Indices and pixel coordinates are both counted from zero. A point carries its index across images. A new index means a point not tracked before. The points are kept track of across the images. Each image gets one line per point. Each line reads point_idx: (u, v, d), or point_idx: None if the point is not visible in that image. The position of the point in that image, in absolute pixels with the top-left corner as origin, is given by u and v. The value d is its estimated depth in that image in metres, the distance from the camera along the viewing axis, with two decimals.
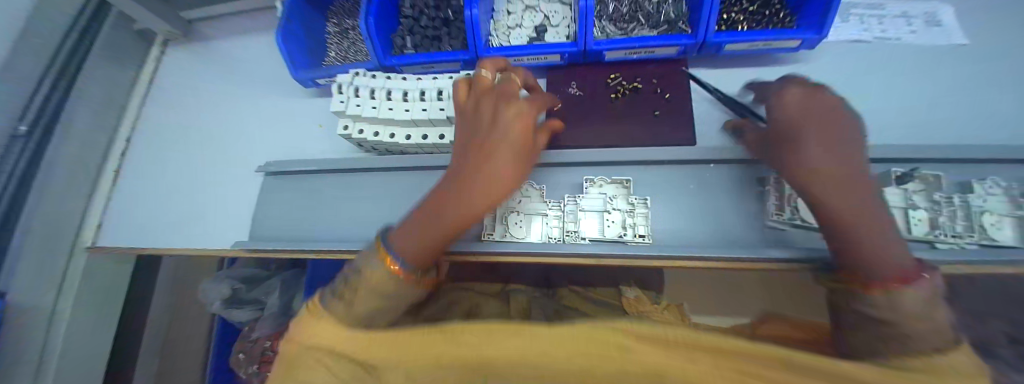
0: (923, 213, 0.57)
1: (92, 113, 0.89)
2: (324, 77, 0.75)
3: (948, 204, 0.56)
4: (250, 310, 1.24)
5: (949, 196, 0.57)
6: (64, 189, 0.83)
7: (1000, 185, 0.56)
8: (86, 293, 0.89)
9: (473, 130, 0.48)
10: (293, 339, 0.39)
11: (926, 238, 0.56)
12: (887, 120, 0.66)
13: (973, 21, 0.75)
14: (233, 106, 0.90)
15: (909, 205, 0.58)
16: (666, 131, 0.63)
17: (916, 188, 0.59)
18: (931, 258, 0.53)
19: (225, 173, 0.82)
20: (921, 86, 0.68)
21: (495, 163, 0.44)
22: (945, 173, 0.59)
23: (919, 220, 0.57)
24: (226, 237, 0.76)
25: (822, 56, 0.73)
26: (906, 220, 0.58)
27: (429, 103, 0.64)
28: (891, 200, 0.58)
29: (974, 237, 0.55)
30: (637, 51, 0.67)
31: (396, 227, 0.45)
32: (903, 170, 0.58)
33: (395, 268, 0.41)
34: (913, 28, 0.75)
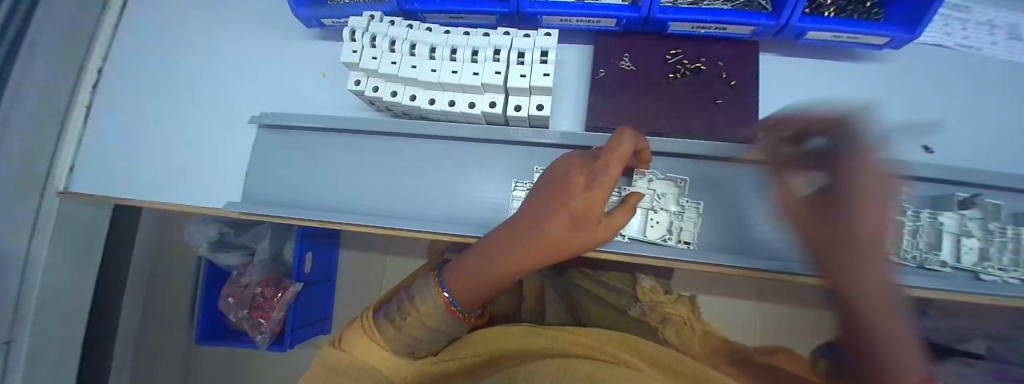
0: (975, 243, 0.54)
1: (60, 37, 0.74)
2: (330, 17, 0.63)
3: (1003, 236, 0.53)
4: (239, 254, 1.21)
5: (1003, 227, 0.53)
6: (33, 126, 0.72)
7: None
8: (62, 237, 0.82)
9: (553, 174, 0.47)
10: (350, 352, 0.45)
11: (972, 269, 0.53)
12: (952, 136, 0.59)
13: None
14: (222, 41, 0.77)
15: (963, 232, 0.54)
16: (724, 123, 0.57)
17: (973, 214, 0.54)
18: (976, 290, 0.51)
19: (214, 121, 0.72)
20: (999, 104, 0.60)
21: (549, 228, 0.44)
22: (1002, 202, 0.55)
23: (970, 249, 0.54)
24: (220, 195, 0.68)
25: (906, 55, 0.63)
26: (957, 247, 0.54)
27: (460, 64, 0.54)
28: (947, 225, 0.54)
29: (1019, 273, 0.52)
30: (706, 27, 0.57)
31: (452, 264, 0.51)
32: (966, 195, 0.54)
33: (446, 301, 0.48)
34: (994, 39, 0.64)
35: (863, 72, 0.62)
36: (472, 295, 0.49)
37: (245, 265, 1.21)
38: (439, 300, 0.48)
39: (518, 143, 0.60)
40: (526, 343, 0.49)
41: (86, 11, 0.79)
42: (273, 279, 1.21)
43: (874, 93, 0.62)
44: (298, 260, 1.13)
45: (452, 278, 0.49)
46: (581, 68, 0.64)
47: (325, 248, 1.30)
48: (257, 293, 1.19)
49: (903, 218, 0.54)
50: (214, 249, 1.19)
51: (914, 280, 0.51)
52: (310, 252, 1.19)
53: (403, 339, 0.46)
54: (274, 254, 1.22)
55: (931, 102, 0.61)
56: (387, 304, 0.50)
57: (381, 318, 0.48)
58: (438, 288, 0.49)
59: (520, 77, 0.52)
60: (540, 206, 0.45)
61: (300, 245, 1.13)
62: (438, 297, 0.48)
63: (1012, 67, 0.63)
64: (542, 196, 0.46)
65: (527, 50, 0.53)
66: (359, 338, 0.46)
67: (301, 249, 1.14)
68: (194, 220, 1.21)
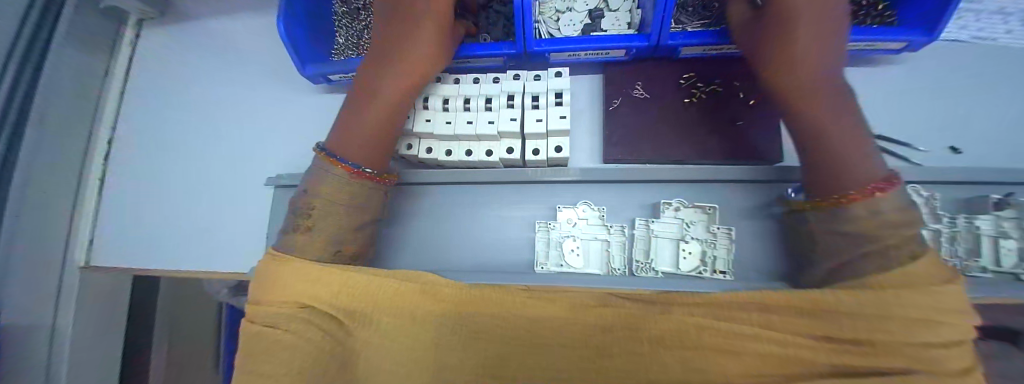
0: (1014, 244, 0.52)
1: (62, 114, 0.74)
2: (339, 72, 0.62)
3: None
4: None
5: None
6: (46, 203, 0.74)
7: None
8: (86, 306, 0.82)
9: (393, 28, 0.50)
10: (269, 277, 0.42)
11: (1012, 271, 0.51)
12: (977, 134, 0.58)
13: None
14: (228, 100, 0.76)
15: (999, 233, 0.52)
16: (747, 145, 0.56)
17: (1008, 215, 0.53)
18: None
19: (230, 182, 0.72)
20: (1021, 94, 0.59)
21: (415, 46, 0.49)
22: None
23: (1008, 252, 0.52)
24: (241, 258, 0.68)
25: (921, 54, 0.62)
26: (995, 250, 0.52)
27: (474, 114, 0.55)
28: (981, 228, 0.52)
29: None
30: (718, 48, 0.57)
31: (331, 138, 0.48)
32: (1000, 196, 0.53)
33: (347, 167, 0.46)
34: None
35: (882, 75, 0.61)
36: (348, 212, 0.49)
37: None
38: (341, 170, 0.46)
39: (539, 182, 0.59)
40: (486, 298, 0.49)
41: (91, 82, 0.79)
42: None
43: (892, 97, 0.60)
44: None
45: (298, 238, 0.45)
46: (594, 99, 0.63)
47: None
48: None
49: (939, 225, 0.53)
50: (234, 294, 1.20)
51: None
52: None
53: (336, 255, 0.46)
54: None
55: (950, 100, 0.60)
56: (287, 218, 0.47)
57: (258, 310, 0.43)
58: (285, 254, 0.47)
59: (536, 122, 0.52)
60: (408, 41, 0.49)
61: None
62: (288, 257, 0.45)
63: None
64: (394, 39, 0.49)
65: (541, 93, 0.53)
66: (275, 267, 0.42)
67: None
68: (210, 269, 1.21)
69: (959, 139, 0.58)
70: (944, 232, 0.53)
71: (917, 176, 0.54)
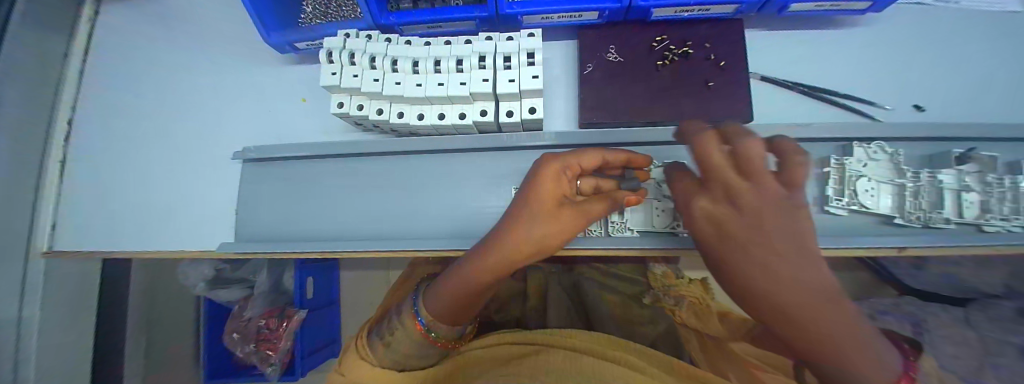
0: (974, 197, 0.53)
1: (22, 93, 0.70)
2: (306, 41, 0.61)
3: (1002, 187, 0.52)
4: (239, 290, 1.19)
5: (1001, 177, 0.52)
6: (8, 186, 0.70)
7: None
8: (55, 297, 0.78)
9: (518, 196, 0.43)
10: (365, 367, 0.50)
11: (974, 222, 0.53)
12: (939, 95, 0.59)
13: None
14: (194, 78, 0.74)
15: (962, 187, 0.53)
16: (719, 105, 0.56)
17: (969, 169, 0.54)
18: (984, 244, 0.51)
19: (202, 160, 0.69)
20: (980, 56, 0.60)
21: (529, 229, 0.42)
22: (998, 154, 0.55)
23: (970, 204, 0.53)
24: (214, 237, 0.66)
25: (886, 18, 0.63)
26: (958, 204, 0.53)
27: (446, 76, 0.52)
28: (944, 181, 0.53)
29: (1021, 220, 0.51)
30: (691, 9, 0.56)
31: (425, 293, 0.51)
32: (961, 150, 0.54)
33: (418, 324, 0.49)
34: None
35: (849, 38, 0.62)
36: (460, 308, 0.48)
37: (244, 299, 1.19)
38: (415, 328, 0.49)
39: (515, 148, 0.58)
40: (552, 352, 0.49)
41: (49, 61, 0.75)
42: (276, 309, 1.18)
43: (860, 59, 0.61)
44: (299, 287, 1.11)
45: (429, 303, 0.49)
46: (568, 65, 0.63)
47: (325, 270, 1.28)
48: (262, 325, 1.15)
49: (903, 179, 0.53)
50: (212, 286, 1.18)
51: (920, 241, 0.51)
52: (310, 277, 1.18)
53: (399, 352, 0.50)
54: (274, 284, 1.20)
55: (913, 63, 0.61)
56: (376, 325, 0.54)
57: (374, 339, 0.52)
58: (415, 315, 0.50)
59: (509, 82, 0.50)
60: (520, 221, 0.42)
61: (299, 273, 1.12)
62: (412, 324, 0.49)
63: (994, 17, 0.62)
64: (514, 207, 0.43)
65: (513, 54, 0.52)
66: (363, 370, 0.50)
67: (301, 276, 1.12)
68: (187, 262, 1.18)
69: (923, 98, 0.59)
70: (910, 187, 0.53)
71: (892, 133, 0.54)
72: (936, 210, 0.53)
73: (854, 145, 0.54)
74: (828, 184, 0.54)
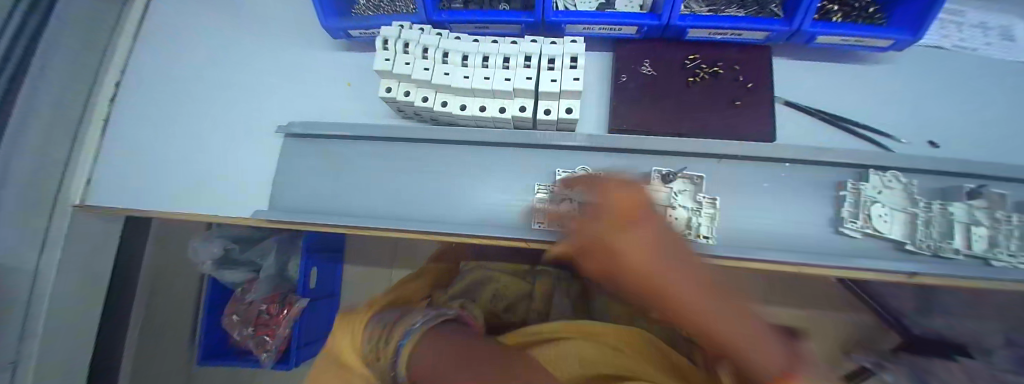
0: (983, 230, 0.55)
1: (70, 52, 0.73)
2: (360, 28, 0.64)
3: (1010, 223, 0.54)
4: (244, 271, 1.21)
5: (1010, 215, 0.55)
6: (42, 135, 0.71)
7: None
8: (72, 251, 0.80)
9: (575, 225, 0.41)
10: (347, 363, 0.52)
11: (983, 256, 0.55)
12: (951, 133, 0.62)
13: None
14: (243, 53, 0.78)
15: (972, 221, 0.55)
16: (744, 123, 0.60)
17: (979, 204, 0.56)
18: (995, 277, 0.53)
19: (243, 131, 0.73)
20: (992, 100, 0.64)
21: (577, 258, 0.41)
22: (1008, 191, 0.57)
23: (979, 238, 0.55)
24: (246, 204, 0.68)
25: (906, 57, 0.66)
26: (968, 236, 0.56)
27: (492, 71, 0.56)
28: (955, 214, 0.56)
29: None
30: (724, 33, 0.60)
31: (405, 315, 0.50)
32: (973, 186, 0.57)
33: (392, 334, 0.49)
34: (989, 40, 0.69)
35: (870, 72, 0.65)
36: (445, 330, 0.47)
37: (248, 281, 1.21)
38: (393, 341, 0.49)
39: (546, 146, 0.61)
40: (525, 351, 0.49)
41: (97, 25, 0.78)
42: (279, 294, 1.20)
43: (878, 94, 0.65)
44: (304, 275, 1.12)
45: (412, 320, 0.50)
46: (603, 74, 0.67)
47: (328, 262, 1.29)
48: (263, 310, 1.18)
49: (916, 209, 0.56)
50: (218, 265, 1.19)
51: (932, 268, 0.53)
52: (315, 267, 1.19)
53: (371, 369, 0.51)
54: (280, 268, 1.21)
55: (928, 101, 0.64)
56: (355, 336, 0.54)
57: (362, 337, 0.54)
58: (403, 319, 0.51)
59: (550, 82, 0.54)
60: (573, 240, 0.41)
61: (305, 261, 1.13)
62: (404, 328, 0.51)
63: (1005, 65, 0.66)
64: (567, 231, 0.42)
65: (557, 57, 0.55)
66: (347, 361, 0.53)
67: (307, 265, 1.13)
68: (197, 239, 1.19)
69: (936, 135, 0.62)
70: (921, 216, 0.56)
71: (908, 165, 0.56)
72: (946, 240, 0.55)
73: (870, 173, 0.57)
74: (841, 208, 0.57)
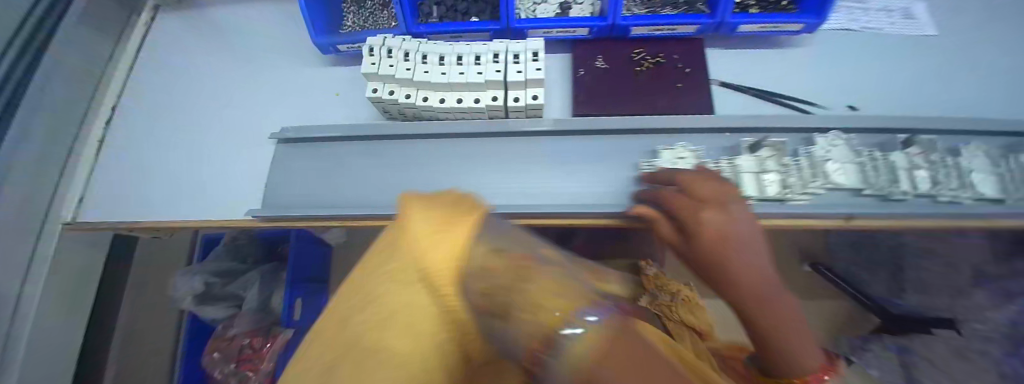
0: (924, 173, 0.62)
1: (65, 84, 0.79)
2: (347, 43, 0.72)
3: (944, 164, 0.63)
4: (226, 307, 1.15)
5: (943, 158, 0.64)
6: (37, 157, 0.74)
7: (980, 149, 0.64)
8: (57, 276, 0.78)
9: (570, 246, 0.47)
10: None
11: (929, 194, 0.61)
12: (867, 98, 0.72)
13: (941, 13, 0.83)
14: (237, 74, 0.85)
15: (911, 166, 0.63)
16: (687, 101, 0.69)
17: (916, 151, 0.64)
18: (926, 214, 0.60)
19: (238, 142, 0.78)
20: (897, 70, 0.75)
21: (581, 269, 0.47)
22: (938, 138, 0.66)
23: (922, 178, 0.62)
24: (241, 207, 0.72)
25: (819, 40, 0.78)
26: (912, 178, 0.62)
27: (466, 67, 0.64)
28: (897, 162, 0.63)
29: (967, 192, 0.61)
30: (661, 28, 0.71)
31: None
32: (905, 137, 0.66)
33: None
34: (892, 20, 0.81)
35: (791, 54, 0.76)
36: None
37: (229, 317, 1.15)
38: None
39: (519, 133, 0.68)
40: None
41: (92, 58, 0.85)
42: (261, 328, 1.13)
43: (799, 71, 0.75)
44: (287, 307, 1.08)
45: None
46: (565, 70, 0.76)
47: (317, 291, 1.23)
48: (245, 345, 1.11)
49: (862, 159, 0.64)
50: (199, 301, 1.14)
51: (861, 208, 0.60)
52: (300, 298, 1.13)
53: None
54: (263, 302, 1.18)
55: (844, 75, 0.75)
56: None
57: None
58: None
59: (517, 73, 0.62)
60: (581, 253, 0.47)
61: (288, 292, 1.09)
62: None
63: (905, 40, 0.79)
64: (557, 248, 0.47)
65: (522, 52, 0.64)
66: None
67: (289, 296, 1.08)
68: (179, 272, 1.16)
69: (855, 101, 0.72)
70: (867, 164, 0.63)
71: (833, 124, 0.65)
72: (894, 184, 0.62)
73: (816, 136, 0.65)
74: (798, 165, 0.63)
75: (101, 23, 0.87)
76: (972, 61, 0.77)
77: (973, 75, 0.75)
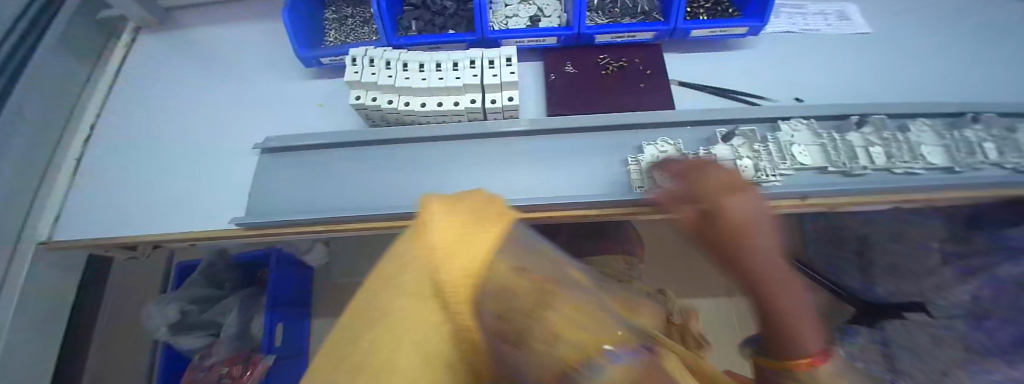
0: (879, 149, 0.68)
1: (41, 103, 0.79)
2: (330, 56, 0.76)
3: (895, 139, 0.69)
4: (202, 336, 1.09)
5: (893, 134, 0.69)
6: (10, 176, 0.72)
7: (925, 126, 0.71)
8: (29, 299, 0.75)
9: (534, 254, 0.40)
10: None
11: (886, 167, 0.67)
12: (812, 91, 0.80)
13: (869, 15, 0.93)
14: (220, 91, 0.88)
15: (868, 144, 0.69)
16: (650, 99, 0.75)
17: (870, 131, 0.71)
18: (884, 186, 0.64)
19: (221, 154, 0.79)
20: (835, 65, 0.84)
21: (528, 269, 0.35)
22: (886, 115, 0.72)
23: (878, 154, 0.67)
24: (225, 217, 0.72)
25: (764, 42, 0.87)
26: (869, 155, 0.68)
27: (445, 73, 0.68)
28: (853, 141, 0.69)
29: (919, 163, 0.66)
30: (621, 36, 0.78)
31: None
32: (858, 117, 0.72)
33: None
34: (829, 22, 0.91)
35: (741, 55, 0.84)
36: None
37: (208, 346, 1.08)
38: None
39: (497, 133, 0.72)
40: None
41: (71, 80, 0.86)
42: (241, 356, 1.06)
43: (748, 70, 0.83)
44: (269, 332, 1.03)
45: None
46: (538, 76, 0.81)
47: (298, 314, 1.19)
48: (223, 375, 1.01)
49: (823, 139, 0.69)
50: (173, 331, 1.07)
51: (818, 188, 0.65)
52: (282, 323, 1.09)
53: None
54: (242, 328, 1.10)
55: (790, 71, 0.83)
56: None
57: None
58: None
59: (492, 77, 0.67)
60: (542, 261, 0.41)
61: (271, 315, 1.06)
62: None
63: (840, 39, 0.88)
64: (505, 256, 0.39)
65: (496, 58, 0.69)
66: None
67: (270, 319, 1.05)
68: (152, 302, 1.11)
69: (801, 94, 0.80)
70: (828, 145, 0.69)
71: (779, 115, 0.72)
72: (854, 161, 0.67)
73: (779, 123, 0.71)
74: (767, 150, 0.68)
75: (80, 46, 0.89)
76: (900, 54, 0.86)
77: (901, 67, 0.84)
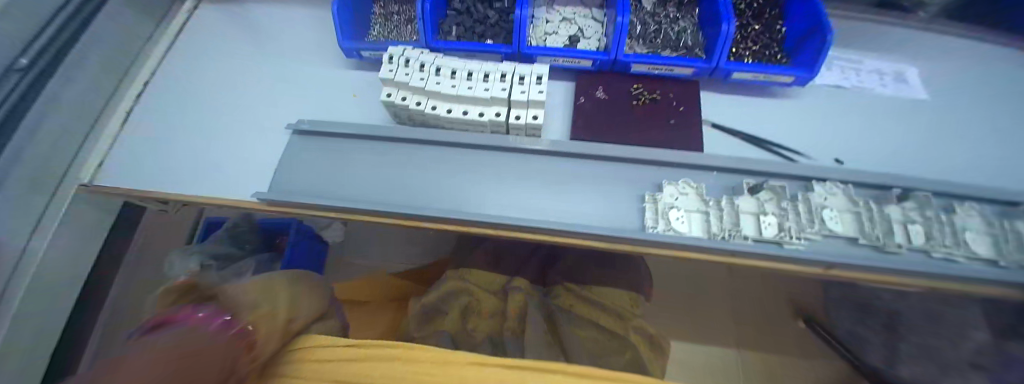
0: (919, 227, 0.62)
1: (103, 54, 0.85)
2: (370, 50, 0.79)
3: (937, 220, 0.63)
4: None
5: (936, 215, 0.63)
6: (69, 119, 0.78)
7: (976, 210, 0.64)
8: (66, 233, 0.81)
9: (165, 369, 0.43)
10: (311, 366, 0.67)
11: (922, 248, 0.61)
12: (853, 153, 0.75)
13: (929, 80, 0.87)
14: (264, 66, 0.92)
15: (907, 219, 0.64)
16: (679, 136, 0.73)
17: (910, 206, 0.65)
18: (918, 269, 0.59)
19: (256, 127, 0.83)
20: (885, 129, 0.79)
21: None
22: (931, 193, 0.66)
23: (918, 233, 0.62)
24: (249, 188, 0.76)
25: (809, 94, 0.83)
26: (907, 232, 0.62)
27: (475, 83, 0.69)
28: (891, 215, 0.64)
29: (958, 249, 0.61)
30: (659, 68, 0.76)
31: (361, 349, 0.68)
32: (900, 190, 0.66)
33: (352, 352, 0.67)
34: (884, 82, 0.86)
35: (783, 104, 0.81)
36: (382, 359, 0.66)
37: None
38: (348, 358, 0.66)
39: (518, 149, 0.73)
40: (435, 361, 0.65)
41: (133, 37, 0.93)
42: None
43: (788, 121, 0.79)
44: None
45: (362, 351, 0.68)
46: (567, 96, 0.81)
47: None
48: None
49: (859, 209, 0.64)
50: None
51: (845, 261, 0.61)
52: None
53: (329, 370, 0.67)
54: None
55: (832, 129, 0.79)
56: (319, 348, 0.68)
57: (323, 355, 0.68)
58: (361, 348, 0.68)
59: (521, 93, 0.67)
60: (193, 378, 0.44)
61: None
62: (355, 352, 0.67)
63: (894, 102, 0.83)
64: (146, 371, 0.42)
65: (528, 75, 0.69)
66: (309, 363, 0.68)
67: None
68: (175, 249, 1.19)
69: (841, 155, 0.75)
70: (864, 215, 0.64)
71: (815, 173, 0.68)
72: (889, 237, 0.62)
73: (813, 183, 0.67)
74: (795, 208, 0.64)
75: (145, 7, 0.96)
76: (960, 126, 0.80)
77: (957, 140, 0.78)
